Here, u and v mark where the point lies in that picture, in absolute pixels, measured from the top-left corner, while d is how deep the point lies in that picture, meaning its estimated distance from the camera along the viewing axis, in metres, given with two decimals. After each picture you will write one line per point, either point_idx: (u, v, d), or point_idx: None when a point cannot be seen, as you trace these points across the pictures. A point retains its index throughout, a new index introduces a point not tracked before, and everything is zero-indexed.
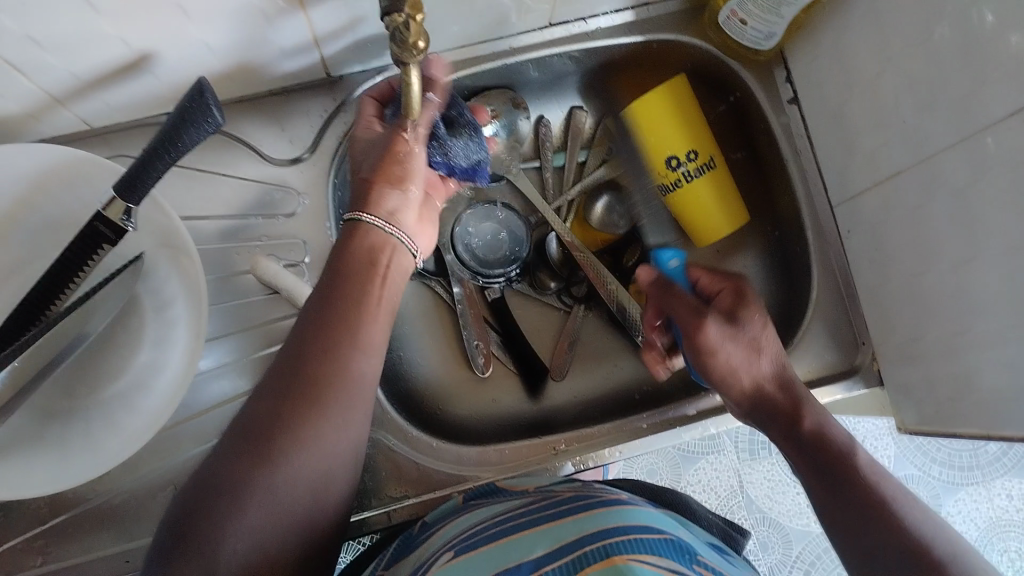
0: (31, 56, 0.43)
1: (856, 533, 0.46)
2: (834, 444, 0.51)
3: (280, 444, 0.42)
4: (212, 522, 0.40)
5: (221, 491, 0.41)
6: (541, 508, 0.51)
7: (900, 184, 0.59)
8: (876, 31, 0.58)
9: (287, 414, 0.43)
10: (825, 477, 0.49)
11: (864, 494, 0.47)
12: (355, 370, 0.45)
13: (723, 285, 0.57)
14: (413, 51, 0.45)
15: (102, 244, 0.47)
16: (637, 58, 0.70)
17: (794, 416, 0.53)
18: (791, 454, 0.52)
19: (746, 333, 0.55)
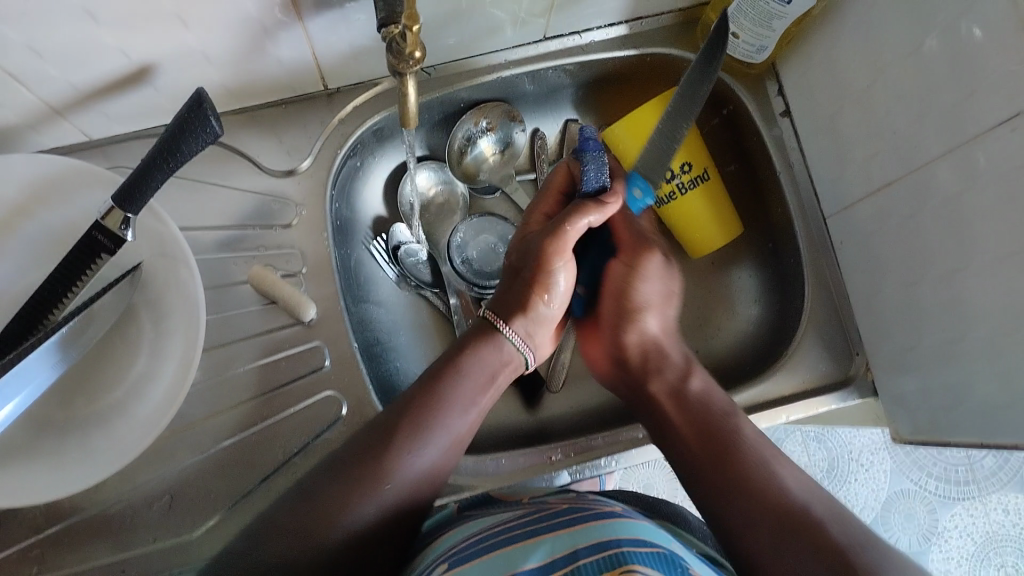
0: (33, 66, 0.44)
1: (722, 479, 0.49)
2: (708, 401, 0.54)
3: (378, 464, 0.48)
4: (321, 516, 0.46)
5: (302, 503, 0.46)
6: (537, 518, 0.51)
7: (891, 194, 0.60)
8: (866, 44, 0.59)
9: (378, 456, 0.48)
10: (692, 418, 0.53)
11: (736, 444, 0.50)
12: (462, 416, 0.52)
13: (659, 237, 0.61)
14: (409, 60, 0.46)
15: (100, 253, 0.48)
16: (631, 72, 0.71)
17: (682, 372, 0.56)
18: (666, 401, 0.55)
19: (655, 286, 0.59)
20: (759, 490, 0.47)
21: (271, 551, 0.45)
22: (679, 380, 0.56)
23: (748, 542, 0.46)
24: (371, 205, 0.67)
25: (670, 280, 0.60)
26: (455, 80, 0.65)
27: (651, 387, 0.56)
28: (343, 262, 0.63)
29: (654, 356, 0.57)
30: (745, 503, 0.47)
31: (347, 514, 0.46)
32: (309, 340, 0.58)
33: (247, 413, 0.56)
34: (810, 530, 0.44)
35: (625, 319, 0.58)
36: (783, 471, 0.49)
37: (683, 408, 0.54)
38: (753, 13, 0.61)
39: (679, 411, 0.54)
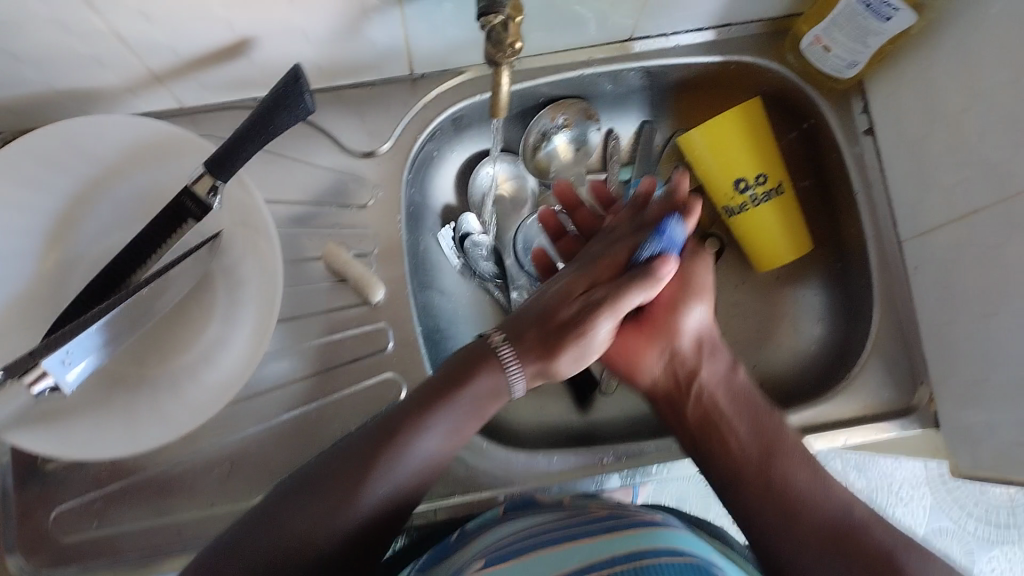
0: (138, 29, 0.45)
1: (781, 487, 0.49)
2: (750, 398, 0.53)
3: (343, 491, 0.44)
4: (315, 521, 0.43)
5: (272, 525, 0.43)
6: (575, 523, 0.51)
7: (977, 222, 0.58)
8: (965, 65, 0.58)
9: (343, 488, 0.44)
10: (741, 417, 0.52)
11: (788, 449, 0.50)
12: (461, 425, 0.49)
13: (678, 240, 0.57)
14: (509, 49, 0.47)
15: (185, 219, 0.49)
16: (715, 79, 0.70)
17: (729, 365, 0.55)
18: (712, 394, 0.53)
19: (706, 275, 0.56)
20: (814, 501, 0.48)
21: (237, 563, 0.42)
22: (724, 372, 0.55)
23: (801, 560, 0.46)
24: (441, 194, 0.67)
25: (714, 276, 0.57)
26: (537, 75, 0.65)
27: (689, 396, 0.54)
28: (413, 249, 0.64)
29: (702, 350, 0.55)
30: (799, 507, 0.47)
31: (322, 522, 0.43)
32: (374, 321, 0.58)
33: (310, 389, 0.57)
34: (864, 550, 0.45)
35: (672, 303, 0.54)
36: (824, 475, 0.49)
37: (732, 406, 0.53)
38: (848, 28, 0.60)
39: (730, 413, 0.52)
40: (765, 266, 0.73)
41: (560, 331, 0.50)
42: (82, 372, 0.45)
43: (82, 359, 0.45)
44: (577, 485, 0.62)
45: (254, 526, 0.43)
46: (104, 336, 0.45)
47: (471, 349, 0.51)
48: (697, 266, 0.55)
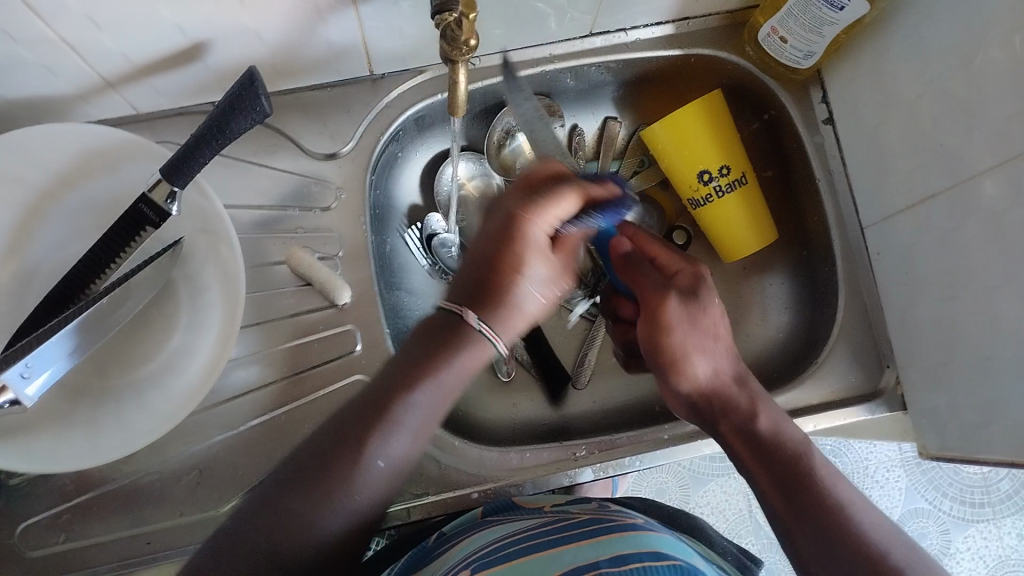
0: (87, 35, 0.44)
1: (808, 522, 0.46)
2: (776, 441, 0.51)
3: (337, 479, 0.43)
4: (300, 514, 0.42)
5: (266, 523, 0.42)
6: (560, 527, 0.51)
7: (935, 205, 0.59)
8: (917, 51, 0.58)
9: (332, 473, 0.43)
10: (765, 464, 0.50)
11: (814, 487, 0.47)
12: (452, 389, 0.46)
13: (677, 269, 0.57)
14: (463, 47, 0.46)
15: (144, 226, 0.49)
16: (675, 72, 0.70)
17: (751, 410, 0.52)
18: (736, 445, 0.52)
19: (707, 316, 0.54)
20: (838, 531, 0.45)
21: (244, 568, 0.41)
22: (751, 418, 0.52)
23: None
24: (407, 194, 0.67)
25: (720, 313, 0.55)
26: (497, 72, 0.65)
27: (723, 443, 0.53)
28: (380, 251, 0.63)
29: (721, 396, 0.53)
30: (823, 543, 0.45)
31: (318, 515, 0.43)
32: (341, 323, 0.58)
33: (277, 394, 0.57)
34: None
35: (676, 361, 0.54)
36: (857, 508, 0.47)
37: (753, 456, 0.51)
38: (802, 18, 0.61)
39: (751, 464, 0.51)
40: (730, 257, 0.73)
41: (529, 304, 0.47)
42: (48, 380, 0.45)
43: (48, 367, 0.44)
44: (550, 480, 0.61)
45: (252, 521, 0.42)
46: (64, 349, 0.45)
47: (427, 326, 0.47)
48: (694, 314, 0.54)
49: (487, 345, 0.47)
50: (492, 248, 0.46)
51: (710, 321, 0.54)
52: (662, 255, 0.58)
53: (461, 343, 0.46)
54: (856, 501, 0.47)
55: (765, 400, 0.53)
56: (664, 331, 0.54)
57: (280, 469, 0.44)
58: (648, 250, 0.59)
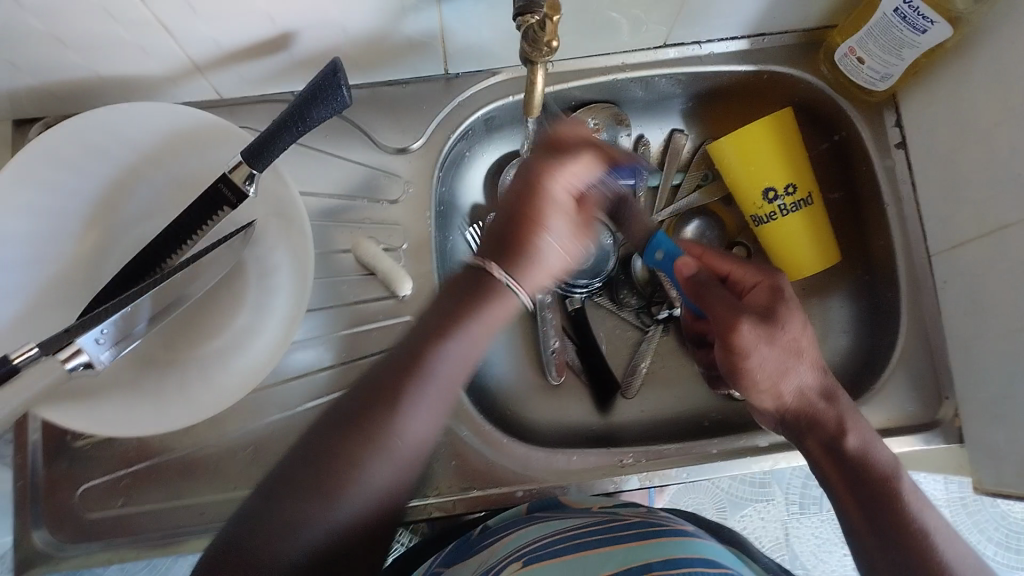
0: (182, 19, 0.46)
1: (892, 554, 0.47)
2: (867, 468, 0.50)
3: (354, 456, 0.42)
4: (312, 500, 0.41)
5: (280, 512, 0.40)
6: (610, 527, 0.52)
7: (1010, 236, 0.57)
8: (1000, 77, 0.57)
9: (348, 452, 0.42)
10: (850, 484, 0.51)
11: (894, 510, 0.48)
12: (470, 356, 0.46)
13: (756, 282, 0.54)
14: (544, 49, 0.47)
15: (222, 206, 0.50)
16: (746, 88, 0.70)
17: (838, 431, 0.52)
18: (824, 464, 0.52)
19: (785, 335, 0.51)
20: (915, 564, 0.46)
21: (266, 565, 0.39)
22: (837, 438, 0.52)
23: None
24: (470, 192, 0.68)
25: (800, 326, 0.52)
26: (568, 78, 0.66)
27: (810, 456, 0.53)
28: (440, 247, 0.64)
29: (811, 410, 0.52)
30: (902, 571, 0.46)
31: (331, 501, 0.41)
32: (400, 315, 0.59)
33: (334, 379, 0.58)
34: None
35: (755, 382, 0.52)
36: (934, 525, 0.48)
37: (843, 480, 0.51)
38: (882, 39, 0.60)
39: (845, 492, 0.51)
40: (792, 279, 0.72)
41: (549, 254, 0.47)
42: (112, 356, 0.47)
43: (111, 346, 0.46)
44: (595, 486, 0.61)
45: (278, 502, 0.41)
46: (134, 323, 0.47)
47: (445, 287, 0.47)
48: (770, 334, 0.51)
49: (512, 297, 0.46)
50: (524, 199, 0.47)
51: (789, 339, 0.51)
52: (736, 271, 0.56)
53: (485, 309, 0.46)
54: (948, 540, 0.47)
55: (852, 411, 0.53)
56: (739, 357, 0.51)
57: (291, 457, 0.43)
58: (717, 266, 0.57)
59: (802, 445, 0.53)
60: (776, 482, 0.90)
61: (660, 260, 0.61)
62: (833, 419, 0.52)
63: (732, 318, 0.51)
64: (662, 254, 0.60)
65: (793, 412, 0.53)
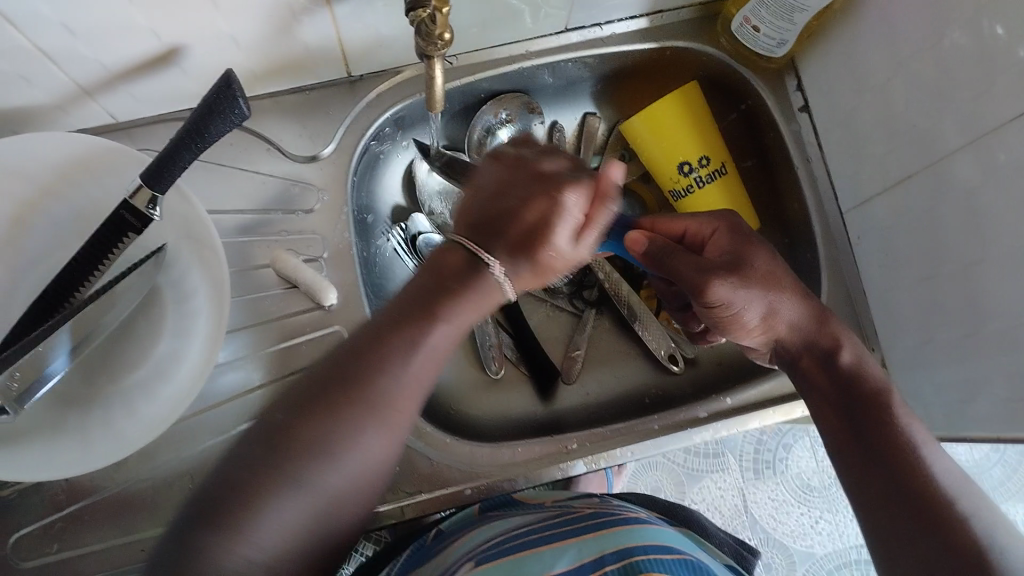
0: (62, 42, 0.44)
1: (877, 468, 0.48)
2: (859, 383, 0.52)
3: (315, 442, 0.40)
4: (260, 490, 0.38)
5: (227, 511, 0.38)
6: (562, 523, 0.54)
7: (911, 186, 0.60)
8: (887, 34, 0.59)
9: (306, 432, 0.40)
10: (842, 403, 0.52)
11: (881, 423, 0.49)
12: (457, 323, 0.43)
13: (716, 225, 0.56)
14: (439, 41, 0.46)
15: (126, 233, 0.49)
16: (651, 65, 0.71)
17: (829, 349, 0.54)
18: (818, 384, 0.54)
19: (756, 272, 0.53)
20: (903, 473, 0.47)
21: (225, 554, 0.37)
22: (825, 357, 0.54)
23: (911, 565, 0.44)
24: (391, 194, 0.67)
25: (769, 261, 0.54)
26: (475, 70, 0.65)
27: (802, 378, 0.56)
28: (363, 257, 0.63)
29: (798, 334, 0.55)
30: (886, 479, 0.47)
31: (289, 486, 0.39)
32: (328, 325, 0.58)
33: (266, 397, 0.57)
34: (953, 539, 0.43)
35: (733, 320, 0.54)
36: (920, 437, 0.48)
37: (834, 395, 0.53)
38: (773, 6, 0.62)
39: (830, 407, 0.53)
40: None
41: (530, 241, 0.43)
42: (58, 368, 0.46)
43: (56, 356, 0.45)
44: (541, 475, 0.62)
45: (247, 496, 0.38)
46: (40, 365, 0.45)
47: (426, 262, 0.44)
48: (742, 277, 0.53)
49: (488, 279, 0.43)
50: (527, 198, 0.43)
51: (765, 274, 0.53)
52: (691, 225, 0.57)
53: (467, 287, 0.43)
54: (925, 434, 0.49)
55: (842, 328, 0.55)
56: (719, 307, 0.53)
57: (245, 440, 0.40)
58: (668, 227, 0.57)
59: (798, 368, 0.56)
60: (729, 451, 0.94)
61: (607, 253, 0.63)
62: (825, 337, 0.54)
63: (699, 278, 0.52)
64: None
65: (783, 341, 0.55)
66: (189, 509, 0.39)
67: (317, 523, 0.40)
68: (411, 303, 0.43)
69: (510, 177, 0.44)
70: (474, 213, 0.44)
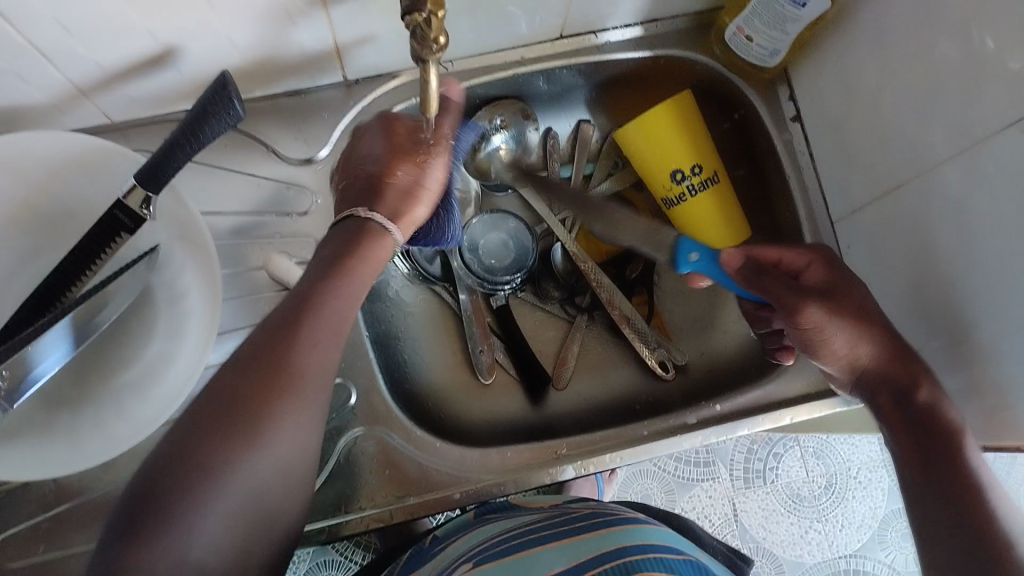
0: (57, 41, 0.44)
1: (951, 503, 0.47)
2: (938, 421, 0.51)
3: (250, 420, 0.39)
4: (208, 467, 0.38)
5: (166, 503, 0.37)
6: (559, 523, 0.54)
7: (901, 196, 0.60)
8: (879, 46, 0.60)
9: (231, 414, 0.39)
10: (916, 440, 0.51)
11: (954, 460, 0.48)
12: (347, 300, 0.45)
13: (812, 258, 0.57)
14: (432, 46, 0.46)
15: (120, 232, 0.49)
16: (646, 73, 0.72)
17: (907, 385, 0.52)
18: (895, 422, 0.52)
19: (854, 303, 0.54)
20: (972, 507, 0.46)
21: (175, 545, 0.36)
22: (908, 390, 0.52)
23: None
24: None
25: (868, 298, 0.55)
26: (471, 76, 0.66)
27: (877, 413, 0.54)
28: None
29: (884, 368, 0.53)
30: (958, 516, 0.46)
31: (230, 469, 0.38)
32: None
33: None
34: (1014, 569, 0.42)
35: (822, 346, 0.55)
36: (988, 475, 0.47)
37: (910, 428, 0.51)
38: (766, 17, 0.62)
39: (904, 438, 0.51)
40: None
41: (409, 192, 0.49)
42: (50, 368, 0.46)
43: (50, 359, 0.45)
44: (531, 479, 0.62)
45: (174, 496, 0.37)
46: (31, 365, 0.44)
47: (335, 236, 0.47)
48: (838, 306, 0.54)
49: (383, 236, 0.48)
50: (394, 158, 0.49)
51: (857, 306, 0.54)
52: (786, 256, 0.58)
53: (368, 250, 0.47)
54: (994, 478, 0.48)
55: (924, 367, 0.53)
56: (811, 331, 0.54)
57: (177, 430, 0.39)
58: (765, 254, 0.58)
59: (873, 404, 0.54)
60: (719, 460, 0.94)
61: (694, 262, 0.61)
62: (904, 374, 0.52)
63: (798, 300, 0.53)
64: (699, 258, 0.60)
65: (862, 376, 0.55)
66: (124, 509, 0.37)
67: (248, 523, 0.39)
68: (320, 276, 0.45)
69: (387, 144, 0.50)
70: (355, 186, 0.50)
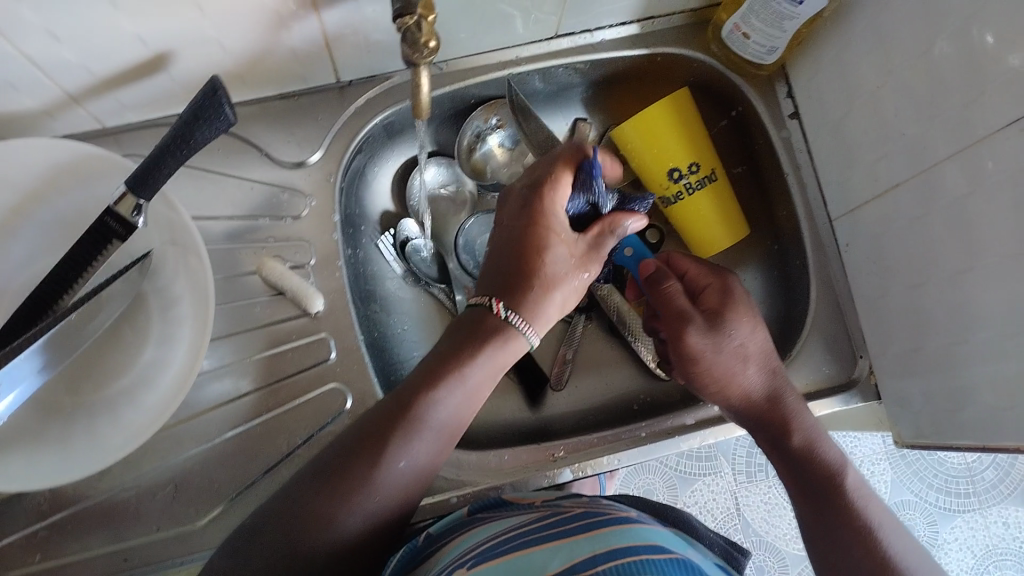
0: (46, 49, 0.44)
1: (830, 534, 0.51)
2: (820, 466, 0.53)
3: (368, 476, 0.45)
4: (325, 508, 0.44)
5: (289, 531, 0.43)
6: (554, 522, 0.52)
7: (900, 195, 0.60)
8: (877, 43, 0.59)
9: (358, 468, 0.45)
10: (797, 483, 0.54)
11: (841, 500, 0.51)
12: (478, 387, 0.49)
13: (711, 282, 0.58)
14: (424, 50, 0.46)
15: (111, 239, 0.48)
16: (643, 70, 0.71)
17: (781, 428, 0.55)
18: (779, 463, 0.56)
19: (733, 342, 0.55)
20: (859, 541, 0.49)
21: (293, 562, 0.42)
22: (783, 435, 0.55)
23: None
24: (381, 199, 0.68)
25: (749, 332, 0.56)
26: (466, 76, 0.65)
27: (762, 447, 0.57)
28: (351, 261, 0.63)
29: (759, 409, 0.56)
30: (840, 544, 0.50)
31: (347, 512, 0.44)
32: (314, 332, 0.58)
33: (254, 404, 0.56)
34: None
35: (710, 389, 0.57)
36: (876, 518, 0.50)
37: (794, 474, 0.54)
38: (763, 14, 0.61)
39: (792, 477, 0.54)
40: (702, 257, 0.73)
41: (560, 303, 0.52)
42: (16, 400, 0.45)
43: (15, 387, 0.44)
44: (529, 482, 0.61)
45: (298, 520, 0.43)
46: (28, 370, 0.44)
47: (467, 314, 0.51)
48: (719, 340, 0.55)
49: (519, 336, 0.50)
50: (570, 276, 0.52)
51: (737, 342, 0.56)
52: (692, 272, 0.59)
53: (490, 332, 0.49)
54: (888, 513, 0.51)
55: (800, 411, 0.56)
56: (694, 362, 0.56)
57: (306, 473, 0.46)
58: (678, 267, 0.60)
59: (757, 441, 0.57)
60: (721, 455, 0.94)
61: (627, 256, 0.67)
62: (779, 420, 0.55)
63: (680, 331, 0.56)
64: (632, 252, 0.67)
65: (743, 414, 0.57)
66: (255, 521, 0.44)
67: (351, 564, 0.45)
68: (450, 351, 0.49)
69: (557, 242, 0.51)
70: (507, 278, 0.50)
